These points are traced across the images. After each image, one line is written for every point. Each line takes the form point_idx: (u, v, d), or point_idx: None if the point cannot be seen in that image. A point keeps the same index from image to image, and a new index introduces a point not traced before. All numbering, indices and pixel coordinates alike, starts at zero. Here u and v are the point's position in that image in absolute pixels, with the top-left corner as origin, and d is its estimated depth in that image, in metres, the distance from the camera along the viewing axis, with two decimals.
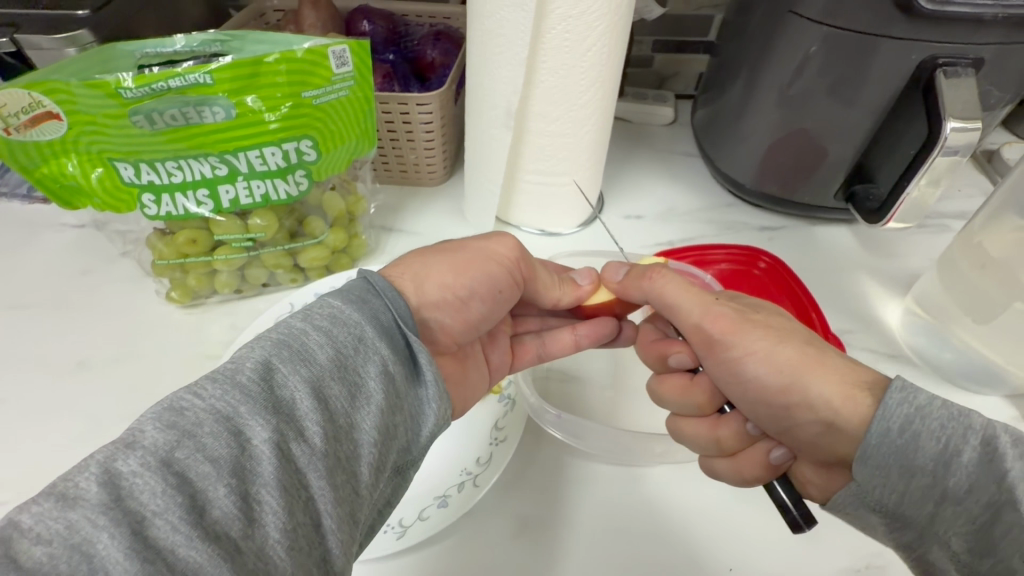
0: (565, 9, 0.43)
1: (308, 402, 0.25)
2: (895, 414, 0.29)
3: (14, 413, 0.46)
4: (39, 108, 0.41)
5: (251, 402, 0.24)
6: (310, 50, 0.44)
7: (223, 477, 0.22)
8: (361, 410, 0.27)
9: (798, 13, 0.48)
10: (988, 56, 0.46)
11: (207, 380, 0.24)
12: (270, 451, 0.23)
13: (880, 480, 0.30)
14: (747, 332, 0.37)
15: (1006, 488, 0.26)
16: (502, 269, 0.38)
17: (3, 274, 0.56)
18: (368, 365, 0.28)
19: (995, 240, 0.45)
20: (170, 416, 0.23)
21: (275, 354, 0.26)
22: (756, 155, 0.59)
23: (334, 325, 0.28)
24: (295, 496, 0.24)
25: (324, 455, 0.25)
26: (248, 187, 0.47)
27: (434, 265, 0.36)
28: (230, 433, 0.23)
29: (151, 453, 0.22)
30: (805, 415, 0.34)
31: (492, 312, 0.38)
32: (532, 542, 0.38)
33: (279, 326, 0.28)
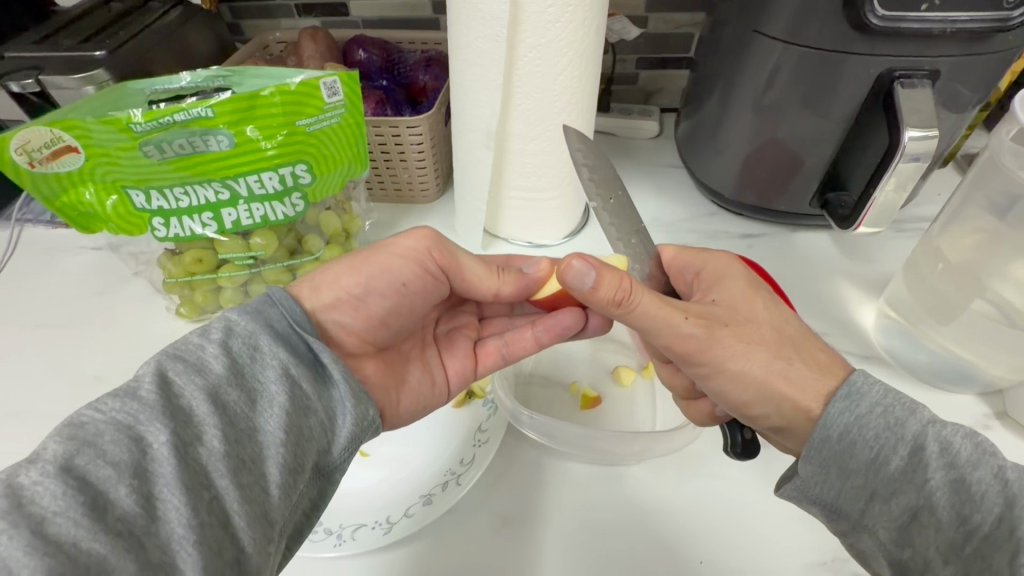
0: (536, 38, 0.46)
1: (205, 407, 0.28)
2: (835, 423, 0.32)
3: (34, 424, 0.50)
4: (59, 143, 0.45)
5: (150, 410, 0.27)
6: (303, 83, 0.48)
7: (124, 477, 0.24)
8: (263, 412, 0.30)
9: (762, 32, 0.50)
10: (945, 68, 0.48)
11: (107, 397, 0.27)
12: (169, 451, 0.26)
13: (821, 477, 0.33)
14: (718, 351, 0.37)
15: (925, 494, 0.30)
16: (407, 263, 0.40)
17: (27, 295, 0.61)
18: (266, 370, 0.31)
19: (953, 245, 0.46)
20: (71, 430, 0.25)
21: (171, 367, 0.29)
22: (733, 166, 0.62)
23: (228, 338, 0.31)
24: (199, 495, 0.26)
25: (224, 455, 0.27)
26: (248, 210, 0.51)
27: (333, 270, 0.39)
28: (130, 439, 0.25)
29: (52, 462, 0.24)
30: (765, 419, 0.38)
31: (399, 305, 0.41)
32: (511, 537, 0.41)
33: (178, 344, 0.30)
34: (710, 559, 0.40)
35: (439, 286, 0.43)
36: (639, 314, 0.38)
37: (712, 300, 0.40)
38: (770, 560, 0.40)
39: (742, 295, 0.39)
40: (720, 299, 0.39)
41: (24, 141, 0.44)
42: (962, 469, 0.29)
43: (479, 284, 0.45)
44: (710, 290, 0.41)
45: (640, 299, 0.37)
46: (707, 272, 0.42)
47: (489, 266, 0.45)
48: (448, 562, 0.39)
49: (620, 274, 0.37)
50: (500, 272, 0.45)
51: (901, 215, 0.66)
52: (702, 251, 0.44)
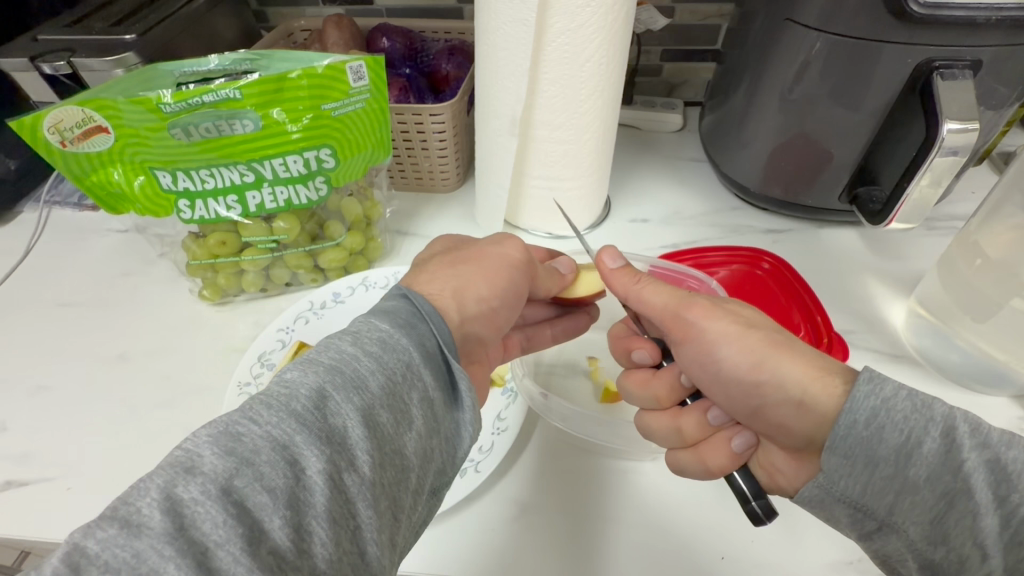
0: (564, 23, 0.45)
1: (358, 430, 0.26)
2: (861, 406, 0.30)
3: (60, 400, 0.51)
4: (90, 123, 0.45)
5: (306, 430, 0.25)
6: (330, 67, 0.48)
7: (279, 508, 0.23)
8: (404, 437, 0.28)
9: (794, 20, 0.49)
10: (987, 58, 0.46)
11: (262, 406, 0.26)
12: (324, 480, 0.24)
13: (846, 471, 0.31)
14: (720, 318, 0.39)
15: (963, 476, 0.28)
16: (521, 272, 0.41)
17: (56, 274, 0.62)
18: (412, 392, 0.29)
19: (991, 239, 0.45)
20: (228, 442, 0.24)
21: (328, 381, 0.27)
22: (759, 159, 0.60)
23: (382, 351, 0.29)
24: (344, 526, 0.25)
25: (371, 483, 0.26)
26: (272, 193, 0.52)
27: (467, 278, 0.38)
28: (285, 462, 0.24)
29: (211, 482, 0.23)
30: (776, 395, 0.35)
31: (516, 313, 0.42)
32: (526, 524, 0.41)
33: (327, 351, 0.29)
34: (732, 555, 0.39)
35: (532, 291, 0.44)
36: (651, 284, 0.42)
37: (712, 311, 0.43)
38: (792, 559, 0.39)
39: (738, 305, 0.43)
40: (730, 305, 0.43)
41: (56, 120, 0.44)
42: (997, 448, 0.28)
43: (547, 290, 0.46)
44: None
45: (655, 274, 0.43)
46: None
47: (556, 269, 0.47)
48: (467, 548, 0.40)
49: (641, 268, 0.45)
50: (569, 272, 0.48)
51: (933, 213, 0.64)
52: None
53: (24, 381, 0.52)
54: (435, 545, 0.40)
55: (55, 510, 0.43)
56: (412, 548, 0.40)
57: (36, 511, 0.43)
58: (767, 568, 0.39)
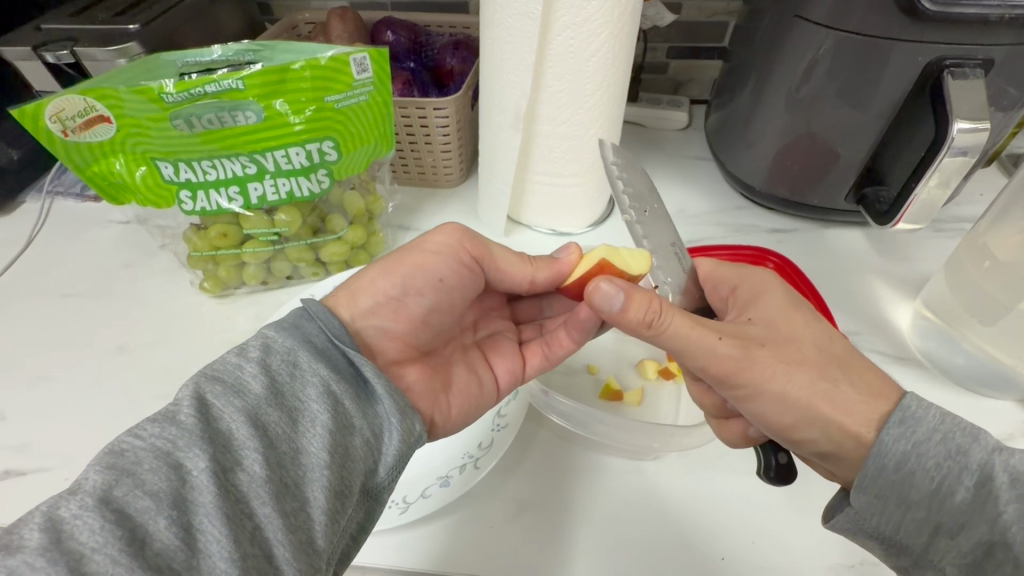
0: (571, 17, 0.45)
1: (245, 429, 0.27)
2: (890, 453, 0.32)
3: (59, 390, 0.51)
4: (91, 112, 0.45)
5: (189, 435, 0.26)
6: (333, 58, 0.47)
7: (163, 509, 0.23)
8: (305, 433, 0.28)
9: (804, 17, 0.48)
10: (998, 57, 0.46)
11: (147, 422, 0.26)
12: (209, 479, 0.25)
13: (877, 510, 0.32)
14: (757, 370, 0.35)
15: (999, 529, 0.29)
16: (441, 258, 0.41)
17: (56, 264, 0.62)
18: (307, 388, 0.30)
19: (1001, 241, 0.44)
20: (110, 459, 0.25)
21: (209, 389, 0.28)
22: (764, 158, 0.60)
23: (267, 356, 0.30)
24: (241, 525, 0.25)
25: (266, 480, 0.26)
26: (274, 185, 0.51)
27: (370, 275, 0.39)
28: (168, 467, 0.25)
29: (90, 495, 0.23)
30: (810, 445, 0.36)
31: (439, 302, 0.41)
32: (525, 522, 0.41)
33: (217, 364, 0.30)
34: (732, 557, 0.39)
35: (475, 279, 0.43)
36: (668, 334, 0.36)
37: (748, 318, 0.38)
38: (792, 560, 0.39)
39: (780, 313, 0.38)
40: (758, 317, 0.38)
41: (57, 109, 0.44)
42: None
43: (513, 271, 0.45)
44: (746, 308, 0.39)
45: (671, 320, 0.36)
46: (743, 290, 0.41)
47: (520, 258, 0.46)
48: (464, 546, 0.39)
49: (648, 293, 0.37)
50: (527, 262, 0.46)
51: (941, 215, 0.64)
52: (739, 267, 0.43)
53: (22, 371, 0.52)
54: (433, 541, 0.40)
55: None
56: (409, 543, 0.39)
57: (35, 501, 0.43)
58: (768, 569, 0.38)
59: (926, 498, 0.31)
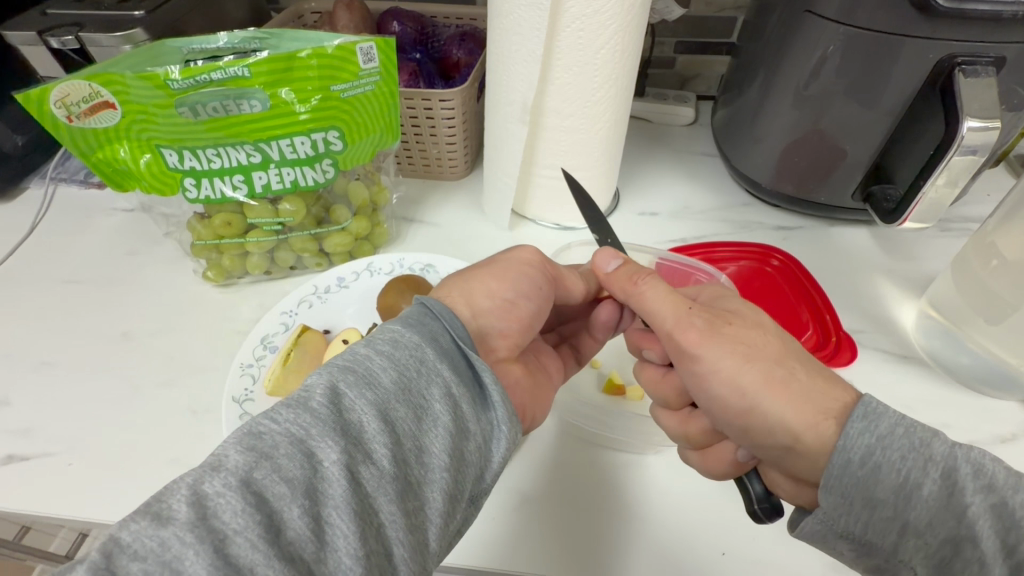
0: (579, 8, 0.44)
1: (375, 423, 0.27)
2: (855, 446, 0.30)
3: (62, 376, 0.51)
4: (98, 98, 0.45)
5: (321, 424, 0.26)
6: (339, 47, 0.47)
7: (297, 498, 0.24)
8: (428, 433, 0.28)
9: (814, 12, 0.48)
10: (1011, 54, 0.45)
11: (282, 406, 0.27)
12: (341, 472, 0.25)
13: (845, 509, 0.30)
14: (716, 345, 0.36)
15: (966, 523, 0.28)
16: (539, 267, 0.41)
17: (60, 250, 0.62)
18: (432, 387, 0.29)
19: (1007, 241, 0.44)
20: (249, 440, 0.25)
21: (342, 379, 0.28)
22: (771, 155, 0.60)
23: (395, 349, 0.30)
24: (367, 521, 0.25)
25: (392, 478, 0.26)
26: (279, 174, 0.51)
27: (478, 280, 0.39)
28: (303, 455, 0.25)
29: (233, 475, 0.24)
30: (766, 439, 0.35)
31: (540, 308, 0.41)
32: (525, 514, 0.41)
33: (344, 355, 0.30)
34: (733, 552, 0.39)
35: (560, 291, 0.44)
36: (648, 298, 0.40)
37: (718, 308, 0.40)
38: (793, 557, 0.39)
39: (746, 308, 0.39)
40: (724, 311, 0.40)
41: (63, 94, 0.44)
42: (1001, 492, 0.28)
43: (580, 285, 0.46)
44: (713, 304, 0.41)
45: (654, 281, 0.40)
46: (705, 294, 0.43)
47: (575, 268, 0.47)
48: (466, 538, 0.39)
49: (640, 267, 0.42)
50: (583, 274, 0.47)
51: (947, 214, 0.63)
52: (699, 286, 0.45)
53: (26, 357, 0.52)
54: None
55: (58, 485, 0.43)
56: None
57: (39, 487, 0.43)
58: (769, 566, 0.38)
59: (893, 495, 0.29)
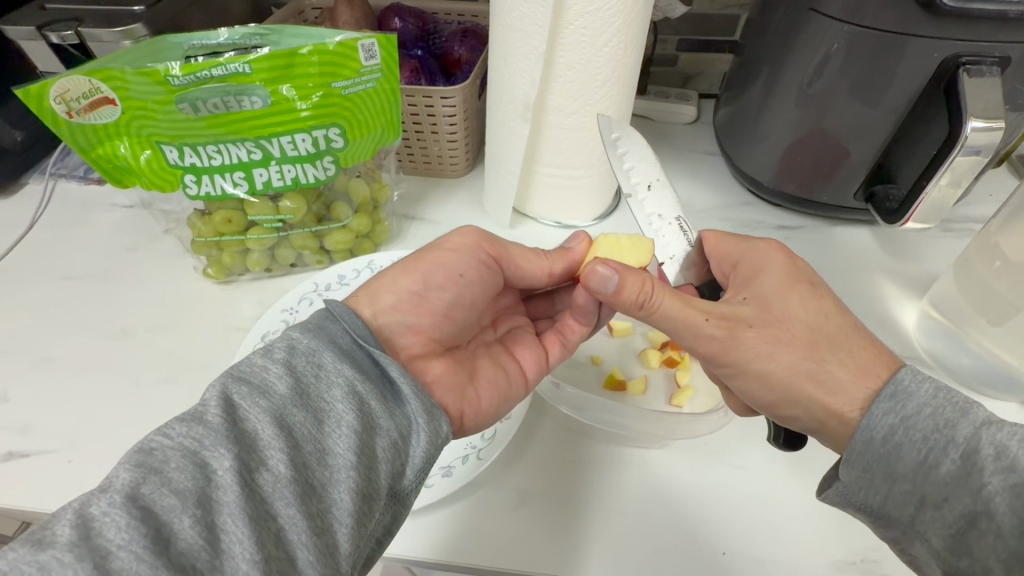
0: (583, 4, 0.44)
1: (270, 430, 0.27)
2: (878, 426, 0.32)
3: (62, 373, 0.51)
4: (97, 94, 0.44)
5: (214, 434, 0.26)
6: (341, 43, 0.47)
7: (187, 508, 0.24)
8: (331, 434, 0.28)
9: (818, 10, 0.47)
10: (1016, 54, 0.45)
11: (174, 421, 0.26)
12: (233, 479, 0.25)
13: (865, 483, 0.33)
14: (742, 354, 0.37)
15: (982, 500, 0.28)
16: (457, 254, 0.42)
17: (59, 246, 0.62)
18: (332, 388, 0.29)
19: (1012, 241, 0.44)
20: (139, 457, 0.25)
21: (236, 390, 0.28)
22: (773, 154, 0.59)
23: (292, 356, 0.30)
24: (264, 526, 0.25)
25: (290, 481, 0.26)
26: (279, 171, 0.51)
27: (390, 275, 0.39)
28: (194, 466, 0.25)
29: (118, 492, 0.23)
30: (795, 421, 0.38)
31: (460, 297, 0.41)
32: (525, 513, 0.41)
33: (241, 365, 0.30)
34: (734, 552, 0.39)
35: (496, 277, 0.44)
36: (661, 316, 0.38)
37: (744, 296, 0.39)
38: (792, 556, 0.39)
39: (778, 289, 0.38)
40: (753, 296, 0.38)
41: (62, 90, 0.44)
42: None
43: (528, 266, 0.46)
44: (745, 285, 0.40)
45: (664, 301, 0.37)
46: (742, 266, 0.41)
47: (535, 252, 0.47)
48: (465, 537, 0.39)
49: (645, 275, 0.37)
50: (546, 255, 0.47)
51: (949, 214, 0.63)
52: (744, 240, 0.42)
53: (25, 352, 0.52)
54: (434, 530, 0.40)
55: (57, 481, 0.43)
56: (410, 532, 0.40)
57: (36, 482, 0.43)
58: (769, 565, 0.38)
59: (912, 470, 0.31)
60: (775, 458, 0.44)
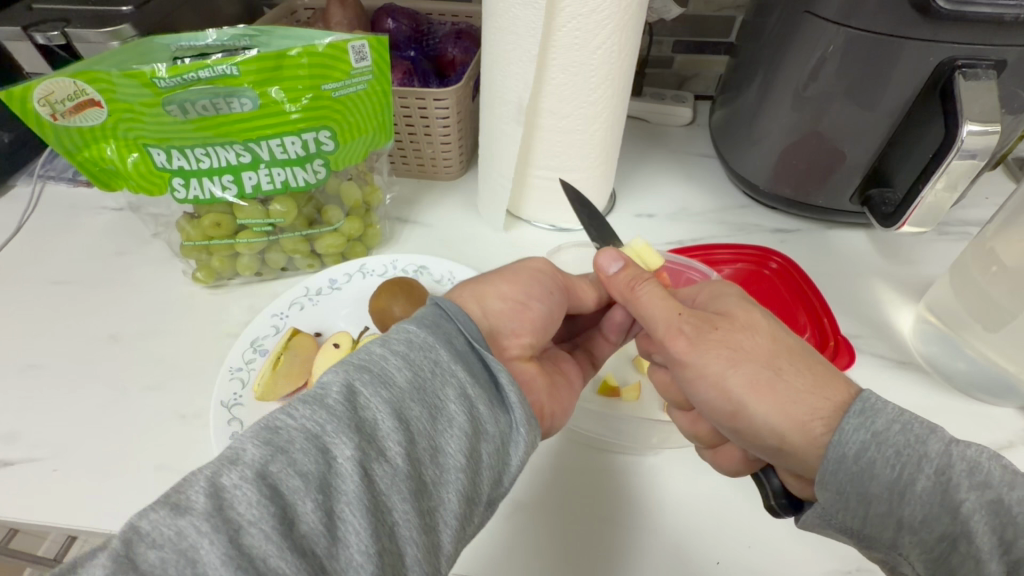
0: (576, 7, 0.44)
1: (390, 422, 0.26)
2: (849, 441, 0.31)
3: (48, 379, 0.50)
4: (83, 96, 0.44)
5: (337, 421, 0.25)
6: (331, 45, 0.46)
7: (310, 492, 0.23)
8: (444, 432, 0.27)
9: (814, 13, 0.47)
10: (1011, 58, 0.45)
11: (299, 402, 0.26)
12: (354, 469, 0.24)
13: (840, 505, 0.31)
14: (704, 353, 0.36)
15: (961, 519, 0.28)
16: (551, 271, 0.42)
17: (46, 250, 0.61)
18: (447, 387, 0.28)
19: (1007, 247, 0.44)
20: (266, 434, 0.25)
21: (358, 377, 0.27)
22: (768, 157, 0.59)
23: (411, 349, 0.29)
24: (380, 519, 0.24)
25: (406, 475, 0.25)
26: (269, 174, 0.50)
27: (490, 282, 0.38)
28: (318, 450, 0.24)
29: (249, 468, 0.23)
30: (757, 439, 0.36)
31: (553, 310, 0.40)
32: (518, 523, 0.40)
33: (360, 352, 0.29)
34: (728, 561, 0.39)
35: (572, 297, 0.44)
36: (642, 306, 0.39)
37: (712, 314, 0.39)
38: (788, 564, 0.38)
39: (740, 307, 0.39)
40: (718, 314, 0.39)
41: (46, 92, 0.43)
42: (997, 488, 0.28)
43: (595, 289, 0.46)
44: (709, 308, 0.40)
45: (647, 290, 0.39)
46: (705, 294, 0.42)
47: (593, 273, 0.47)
48: None
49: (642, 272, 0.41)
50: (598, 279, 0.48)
51: (945, 217, 0.63)
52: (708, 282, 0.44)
53: (11, 358, 0.52)
54: None
55: (43, 490, 0.43)
56: None
57: (20, 492, 0.43)
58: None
59: (886, 490, 0.30)
60: None
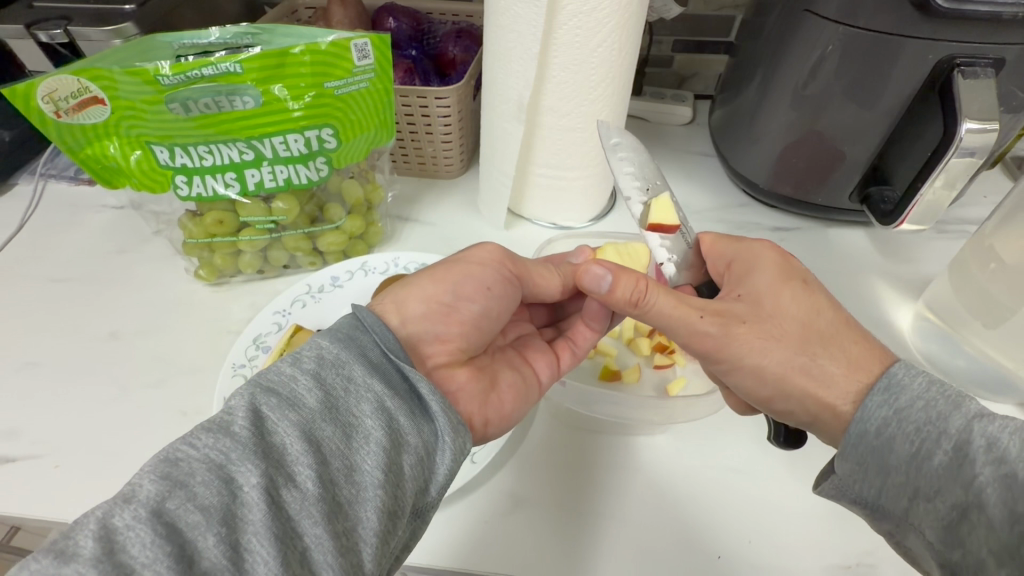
0: (577, 5, 0.44)
1: (299, 444, 0.26)
2: (872, 418, 0.33)
3: (48, 377, 0.50)
4: (85, 94, 0.44)
5: (243, 448, 0.25)
6: (333, 44, 0.46)
7: (213, 526, 0.23)
8: (359, 450, 0.28)
9: (814, 12, 0.47)
10: (1010, 56, 0.45)
11: (202, 431, 0.26)
12: (260, 496, 0.24)
13: (859, 475, 0.33)
14: (740, 349, 0.37)
15: (974, 491, 0.27)
16: (485, 269, 0.41)
17: (47, 247, 0.61)
18: (361, 403, 0.29)
19: (1006, 243, 0.44)
20: (165, 468, 0.25)
21: (264, 402, 0.28)
22: (768, 156, 0.59)
23: (321, 368, 0.29)
24: (289, 545, 0.24)
25: (317, 498, 0.25)
26: (271, 172, 0.51)
27: (413, 285, 0.38)
28: (221, 481, 0.24)
29: (144, 506, 0.23)
30: (790, 415, 0.38)
31: (488, 308, 0.40)
32: (519, 518, 0.40)
33: (269, 373, 0.29)
34: (730, 555, 0.39)
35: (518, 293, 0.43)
36: (655, 313, 0.38)
37: (737, 295, 0.39)
38: (788, 559, 0.39)
39: (771, 287, 0.38)
40: (746, 294, 0.39)
41: (49, 89, 0.43)
42: (1013, 463, 0.26)
43: (545, 283, 0.45)
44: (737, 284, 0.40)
45: (656, 299, 0.37)
46: (737, 263, 0.41)
47: (548, 266, 0.46)
48: (459, 541, 0.39)
49: (636, 274, 0.38)
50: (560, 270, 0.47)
51: (944, 216, 0.63)
52: (739, 241, 0.42)
53: (12, 356, 0.52)
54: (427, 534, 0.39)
55: (44, 487, 0.43)
56: None
57: (20, 489, 0.43)
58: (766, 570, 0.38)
59: (904, 463, 0.31)
60: (771, 456, 0.44)
